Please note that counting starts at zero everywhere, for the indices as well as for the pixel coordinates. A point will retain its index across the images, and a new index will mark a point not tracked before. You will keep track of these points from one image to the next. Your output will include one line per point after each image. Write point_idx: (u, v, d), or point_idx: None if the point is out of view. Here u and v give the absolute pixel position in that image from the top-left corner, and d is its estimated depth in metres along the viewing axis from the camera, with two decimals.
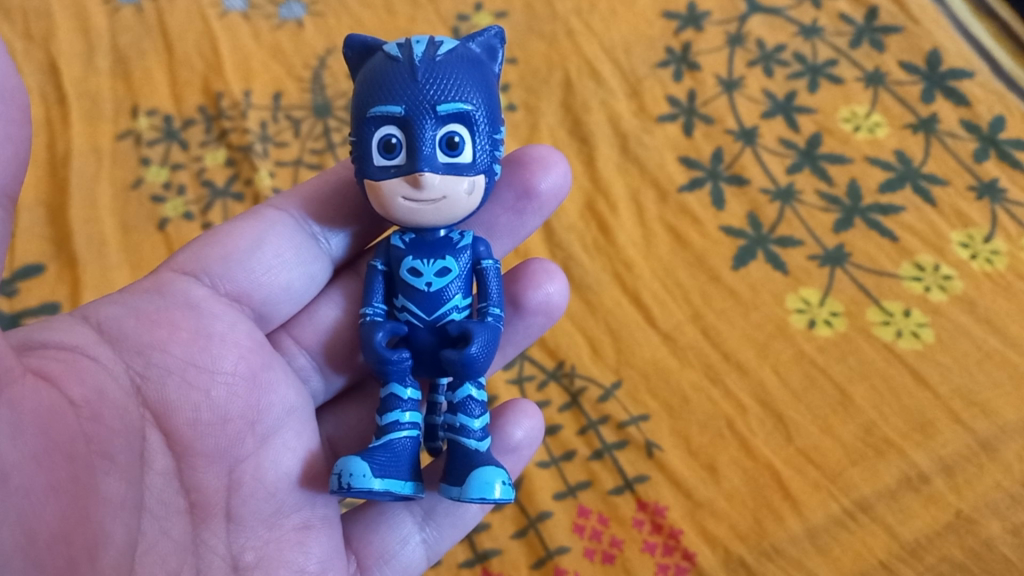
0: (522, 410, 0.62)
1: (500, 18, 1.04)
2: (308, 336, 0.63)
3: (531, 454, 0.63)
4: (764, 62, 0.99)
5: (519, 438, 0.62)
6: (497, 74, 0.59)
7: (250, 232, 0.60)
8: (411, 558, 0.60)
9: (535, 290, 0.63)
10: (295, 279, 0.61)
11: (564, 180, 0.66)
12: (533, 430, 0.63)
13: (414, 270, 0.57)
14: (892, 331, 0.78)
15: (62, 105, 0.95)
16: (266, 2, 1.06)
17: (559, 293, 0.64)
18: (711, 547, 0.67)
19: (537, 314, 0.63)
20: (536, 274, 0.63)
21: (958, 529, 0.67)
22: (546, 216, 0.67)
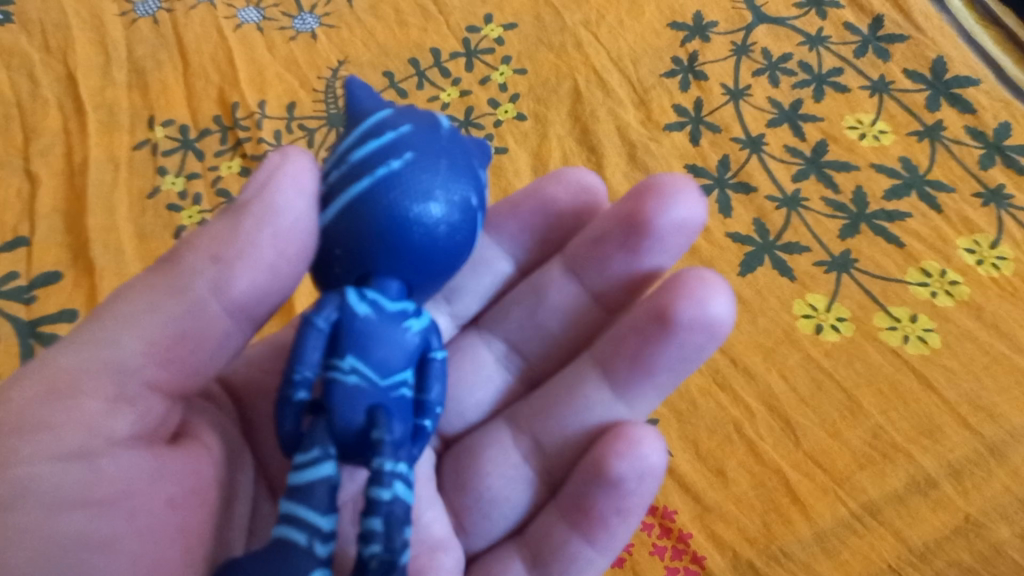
0: (618, 491, 0.53)
1: (509, 30, 1.05)
2: (452, 428, 0.65)
3: (651, 495, 0.54)
4: (770, 71, 1.00)
5: (623, 472, 0.53)
6: (372, 111, 0.51)
7: (468, 362, 0.66)
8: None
9: (696, 307, 0.54)
10: (480, 397, 0.65)
11: (695, 213, 0.60)
12: (639, 464, 0.53)
13: (380, 308, 0.47)
14: (899, 336, 0.79)
15: (80, 116, 0.97)
16: (279, 14, 1.07)
17: (656, 453, 0.54)
18: (721, 550, 0.68)
19: (634, 480, 0.53)
20: (629, 438, 0.54)
21: (966, 533, 0.68)
22: (676, 253, 0.62)
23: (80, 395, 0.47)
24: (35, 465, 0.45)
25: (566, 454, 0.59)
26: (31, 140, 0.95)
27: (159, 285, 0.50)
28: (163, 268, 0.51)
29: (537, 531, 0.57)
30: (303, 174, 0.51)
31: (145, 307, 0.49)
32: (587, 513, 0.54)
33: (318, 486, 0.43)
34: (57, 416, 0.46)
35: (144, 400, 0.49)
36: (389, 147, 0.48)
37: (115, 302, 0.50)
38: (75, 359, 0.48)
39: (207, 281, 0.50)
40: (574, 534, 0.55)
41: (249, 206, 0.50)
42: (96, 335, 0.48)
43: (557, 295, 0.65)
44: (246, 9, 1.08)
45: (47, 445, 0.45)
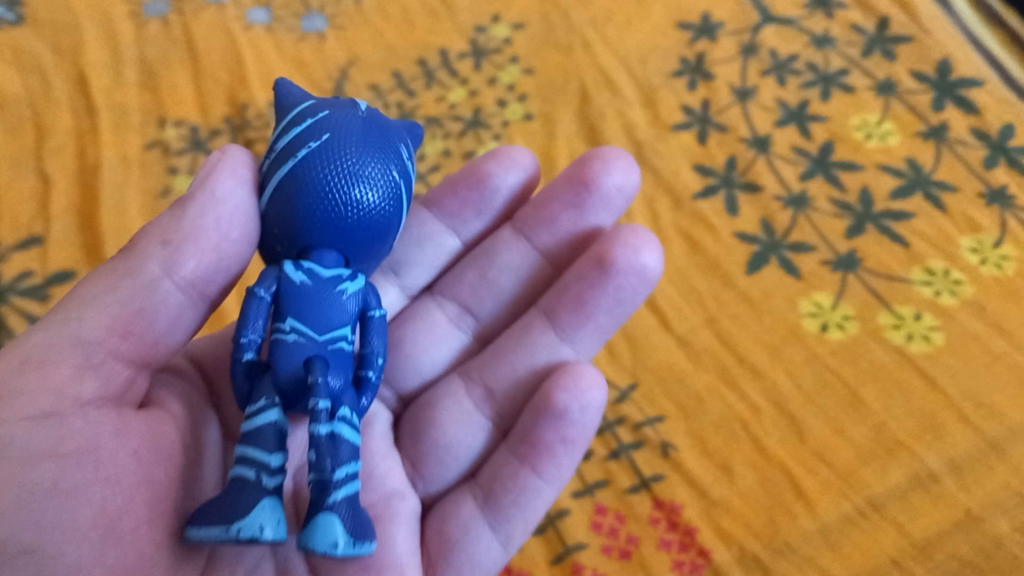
0: (561, 418, 0.57)
1: (517, 30, 1.06)
2: (406, 387, 0.66)
3: (592, 430, 0.58)
4: (776, 71, 1.01)
5: (568, 403, 0.57)
6: (298, 103, 0.56)
7: (421, 326, 0.68)
8: (490, 561, 0.56)
9: (636, 253, 0.62)
10: (435, 357, 0.67)
11: (630, 178, 0.69)
12: (584, 397, 0.57)
13: (315, 274, 0.52)
14: (903, 334, 0.80)
15: (91, 115, 0.98)
16: (289, 16, 1.08)
17: (596, 389, 0.58)
18: (726, 545, 0.69)
19: (578, 416, 0.57)
20: (573, 376, 0.58)
21: (967, 528, 0.69)
22: (614, 214, 0.69)
23: (48, 364, 0.48)
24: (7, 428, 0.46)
25: (516, 397, 0.63)
26: (43, 139, 0.96)
27: (116, 267, 0.52)
28: (122, 254, 0.53)
29: (488, 471, 0.59)
30: (241, 165, 0.54)
31: (104, 286, 0.51)
32: (535, 445, 0.57)
33: (265, 429, 0.48)
34: (27, 383, 0.47)
35: (112, 369, 0.50)
36: (311, 131, 0.53)
37: (80, 286, 0.52)
38: (43, 333, 0.49)
39: (158, 261, 0.51)
40: (523, 466, 0.57)
41: (192, 196, 0.53)
42: (63, 312, 0.50)
43: (511, 255, 0.69)
44: (257, 10, 1.09)
45: (17, 408, 0.46)
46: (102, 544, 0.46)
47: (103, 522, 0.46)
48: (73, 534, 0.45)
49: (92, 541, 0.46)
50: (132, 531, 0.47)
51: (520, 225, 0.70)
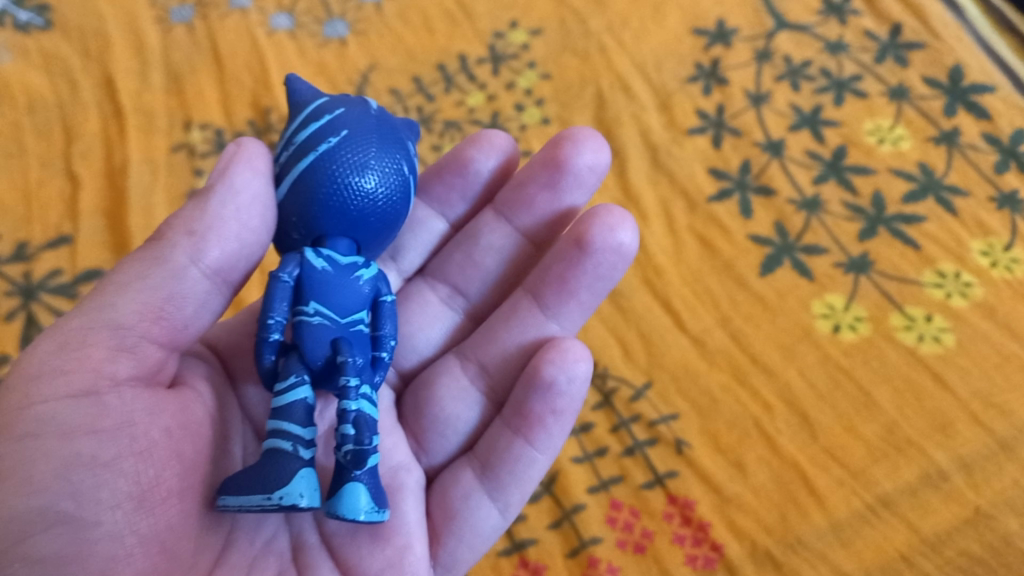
0: (549, 387, 0.59)
1: (534, 36, 1.08)
2: (405, 363, 0.68)
3: (580, 400, 0.60)
4: (790, 77, 1.03)
5: (556, 375, 0.59)
6: (313, 100, 0.58)
7: (416, 305, 0.70)
8: (491, 528, 0.60)
9: (612, 231, 0.63)
10: (430, 335, 0.69)
11: (601, 157, 0.69)
12: (570, 368, 0.59)
13: (332, 261, 0.54)
14: (914, 336, 0.81)
15: (119, 118, 1.01)
16: (311, 22, 1.11)
17: (583, 362, 0.60)
18: (739, 540, 0.70)
19: (566, 388, 0.59)
20: (560, 350, 0.60)
21: (977, 525, 0.70)
22: (589, 191, 0.71)
23: (87, 345, 0.50)
24: (50, 405, 0.48)
25: (508, 371, 0.65)
26: (72, 141, 0.99)
27: (145, 254, 0.53)
28: (150, 242, 0.54)
29: (484, 442, 0.61)
30: (257, 158, 0.56)
31: (137, 274, 0.52)
32: (528, 417, 0.59)
33: (295, 406, 0.50)
34: (68, 362, 0.49)
35: (147, 350, 0.52)
36: (327, 127, 0.55)
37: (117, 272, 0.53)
38: (83, 315, 0.51)
39: (184, 250, 0.53)
40: (517, 438, 0.60)
41: (213, 189, 0.55)
42: (97, 298, 0.52)
43: (494, 237, 0.71)
44: (279, 15, 1.11)
45: (58, 386, 0.49)
46: (136, 514, 0.48)
47: (138, 492, 0.49)
48: (110, 502, 0.48)
49: (128, 511, 0.48)
50: (165, 501, 0.49)
51: (503, 207, 0.71)
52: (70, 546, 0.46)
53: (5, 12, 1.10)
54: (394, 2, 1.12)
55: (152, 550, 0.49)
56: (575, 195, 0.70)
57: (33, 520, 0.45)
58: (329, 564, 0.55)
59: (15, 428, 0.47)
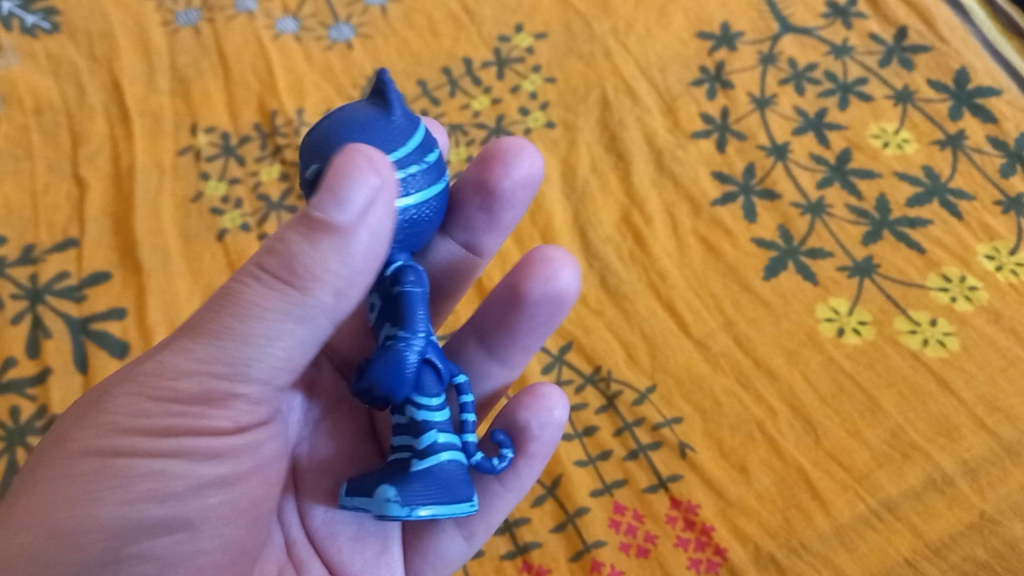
0: (523, 436, 0.61)
1: (539, 39, 1.08)
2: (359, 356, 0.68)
3: (553, 443, 0.63)
4: (795, 80, 1.02)
5: (529, 420, 0.61)
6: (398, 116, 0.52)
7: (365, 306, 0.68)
8: (455, 554, 0.64)
9: (548, 283, 0.63)
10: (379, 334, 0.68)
11: (535, 167, 0.66)
12: (545, 416, 0.62)
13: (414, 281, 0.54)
14: (919, 340, 0.81)
15: (126, 122, 1.01)
16: (317, 25, 1.11)
17: (560, 409, 0.62)
18: (743, 544, 0.70)
19: (540, 435, 0.62)
20: (542, 397, 0.62)
21: (982, 530, 0.70)
22: (526, 202, 0.67)
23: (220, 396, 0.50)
24: (179, 439, 0.50)
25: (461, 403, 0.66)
26: (79, 145, 0.99)
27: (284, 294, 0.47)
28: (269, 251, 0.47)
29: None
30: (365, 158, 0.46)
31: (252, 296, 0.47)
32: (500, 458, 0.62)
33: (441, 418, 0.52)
34: (201, 401, 0.50)
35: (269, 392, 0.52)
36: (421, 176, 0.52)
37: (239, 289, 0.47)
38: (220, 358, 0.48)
39: (327, 303, 0.47)
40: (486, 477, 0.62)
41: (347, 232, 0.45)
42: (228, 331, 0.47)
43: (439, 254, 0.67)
44: (285, 19, 1.12)
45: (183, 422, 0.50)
46: (241, 528, 0.54)
47: (243, 509, 0.54)
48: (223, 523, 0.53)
49: (234, 526, 0.53)
50: (257, 513, 0.55)
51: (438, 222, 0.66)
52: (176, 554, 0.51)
53: (13, 17, 1.10)
54: (399, 6, 1.13)
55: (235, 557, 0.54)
56: (511, 211, 0.67)
57: (147, 529, 0.49)
58: (318, 564, 0.60)
59: (140, 451, 0.49)
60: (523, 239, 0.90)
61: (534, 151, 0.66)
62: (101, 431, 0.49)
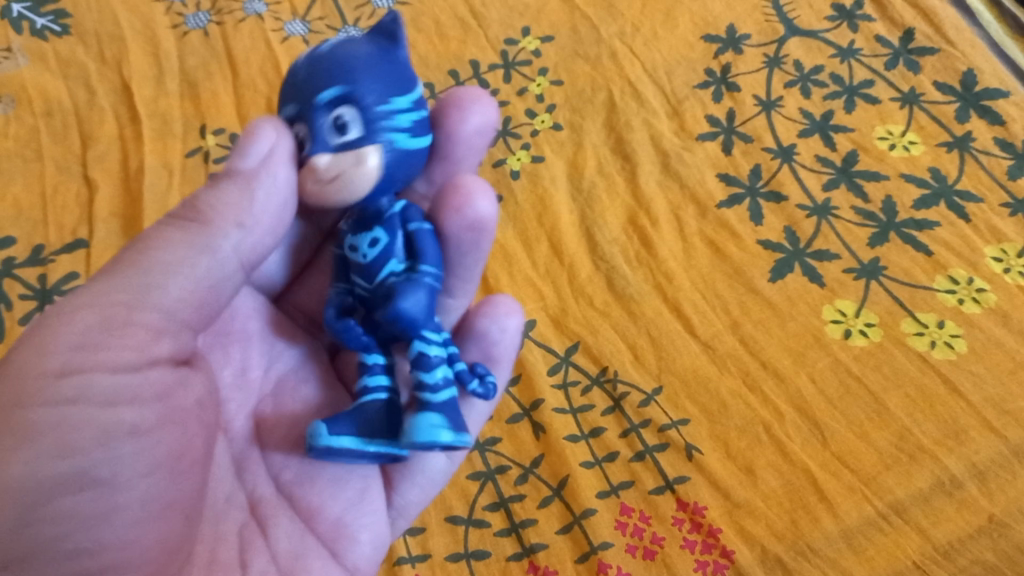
0: (487, 351, 0.65)
1: (546, 41, 1.09)
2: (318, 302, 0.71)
3: (515, 347, 0.66)
4: (802, 83, 1.02)
5: (489, 326, 0.65)
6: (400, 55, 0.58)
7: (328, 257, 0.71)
8: (437, 470, 0.65)
9: (460, 213, 0.61)
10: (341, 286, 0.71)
11: (486, 116, 0.65)
12: (503, 320, 0.65)
13: (358, 246, 0.58)
14: (927, 341, 0.81)
15: (135, 124, 1.02)
16: (325, 28, 1.12)
17: (514, 323, 0.66)
18: (749, 546, 0.70)
19: (496, 342, 0.65)
20: (495, 309, 0.65)
21: (990, 533, 0.70)
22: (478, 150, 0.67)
23: (129, 325, 0.51)
24: (91, 376, 0.50)
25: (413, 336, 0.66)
26: (88, 146, 1.00)
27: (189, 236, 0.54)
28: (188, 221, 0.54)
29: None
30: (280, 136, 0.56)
31: (179, 252, 0.53)
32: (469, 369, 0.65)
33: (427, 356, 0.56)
34: (109, 337, 0.50)
35: (180, 330, 0.54)
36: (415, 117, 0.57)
37: (142, 243, 0.54)
38: (124, 290, 0.51)
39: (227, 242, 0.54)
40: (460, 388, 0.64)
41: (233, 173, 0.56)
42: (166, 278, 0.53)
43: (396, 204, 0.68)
44: (293, 21, 1.12)
45: (102, 360, 0.50)
46: (166, 484, 0.52)
47: (167, 461, 0.53)
48: (141, 472, 0.51)
49: (158, 479, 0.52)
50: (190, 469, 0.54)
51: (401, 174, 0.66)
52: (98, 509, 0.50)
53: (23, 19, 1.11)
54: (406, 9, 1.13)
55: (174, 515, 0.53)
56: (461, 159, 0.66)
57: (65, 483, 0.48)
58: (288, 512, 0.60)
59: (54, 393, 0.49)
60: (530, 240, 0.90)
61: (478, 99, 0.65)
62: (77, 380, 0.49)
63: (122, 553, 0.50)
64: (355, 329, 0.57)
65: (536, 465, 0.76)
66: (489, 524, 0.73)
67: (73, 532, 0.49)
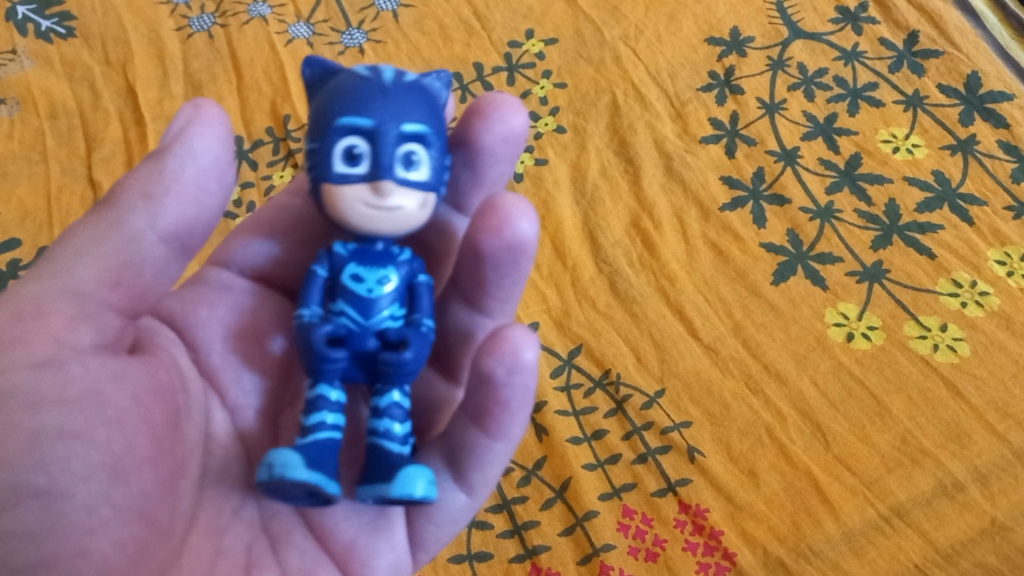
0: (503, 400, 0.54)
1: (549, 44, 1.09)
2: None
3: (530, 388, 0.55)
4: (805, 86, 1.02)
5: (494, 367, 0.53)
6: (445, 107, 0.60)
7: None
8: (459, 509, 0.59)
9: (500, 233, 0.57)
10: None
11: (515, 124, 0.63)
12: (511, 360, 0.53)
13: (355, 276, 0.56)
14: (929, 345, 0.81)
15: (140, 126, 1.02)
16: (329, 30, 1.12)
17: (529, 356, 0.53)
18: (751, 548, 0.70)
19: (512, 385, 0.54)
20: (508, 341, 0.53)
21: (992, 536, 0.70)
22: (508, 160, 0.64)
23: (41, 313, 0.52)
24: (10, 375, 0.49)
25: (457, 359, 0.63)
26: (93, 148, 1.00)
27: (103, 217, 0.56)
28: (105, 207, 0.56)
29: (449, 430, 0.58)
30: (216, 123, 0.59)
31: (90, 237, 0.55)
32: (481, 412, 0.55)
33: (392, 409, 0.56)
34: (24, 331, 0.51)
35: (104, 314, 0.54)
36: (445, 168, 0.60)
37: (66, 240, 0.55)
38: (33, 285, 0.53)
39: (140, 215, 0.55)
40: (474, 428, 0.56)
41: (169, 150, 0.57)
42: (68, 260, 0.54)
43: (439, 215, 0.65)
44: (297, 24, 1.12)
45: (19, 357, 0.50)
46: (110, 486, 0.50)
47: (111, 463, 0.50)
48: (81, 476, 0.49)
49: (101, 482, 0.50)
50: (137, 468, 0.52)
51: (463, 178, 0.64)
52: (40, 523, 0.48)
53: (28, 21, 1.11)
54: (410, 11, 1.13)
55: (130, 519, 0.50)
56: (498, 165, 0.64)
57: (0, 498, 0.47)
58: (302, 529, 0.59)
59: None
60: None
61: (511, 109, 0.62)
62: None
63: (76, 563, 0.48)
64: (341, 359, 0.54)
65: (539, 467, 0.76)
66: (491, 526, 0.73)
67: (18, 549, 0.47)
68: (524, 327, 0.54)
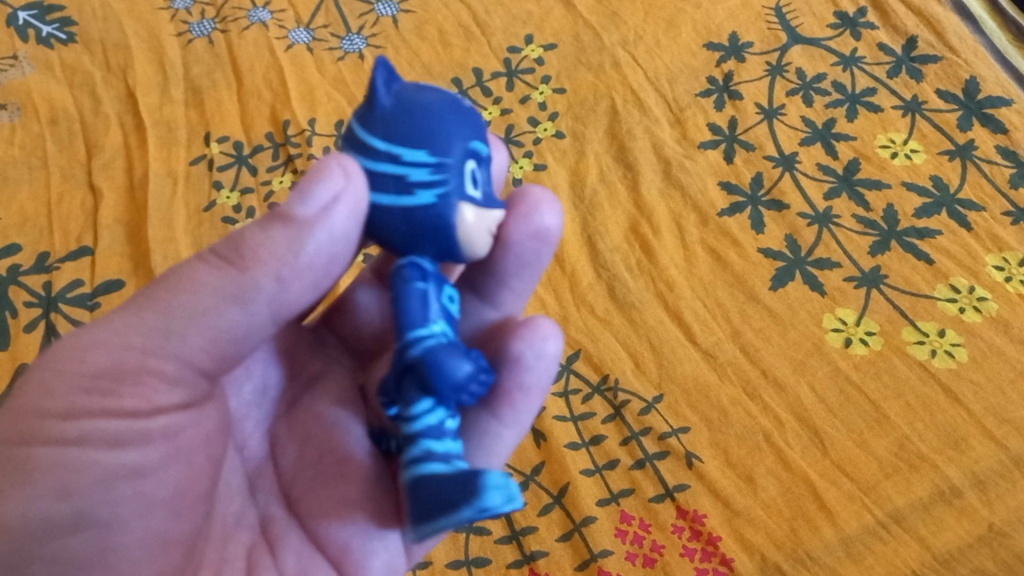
0: (524, 386, 0.58)
1: (549, 50, 1.09)
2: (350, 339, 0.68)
3: (549, 378, 0.59)
4: (803, 91, 1.03)
5: (524, 350, 0.58)
6: None
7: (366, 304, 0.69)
8: None
9: (528, 221, 0.59)
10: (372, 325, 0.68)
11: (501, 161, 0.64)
12: (541, 346, 0.58)
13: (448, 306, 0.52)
14: (927, 350, 0.81)
15: (140, 132, 1.02)
16: (329, 35, 1.12)
17: (553, 347, 0.58)
18: (749, 554, 0.71)
19: (533, 370, 0.58)
20: (537, 329, 0.58)
21: (990, 542, 0.70)
22: None
23: (141, 373, 0.49)
24: (92, 420, 0.48)
25: None
26: (93, 153, 1.00)
27: (224, 283, 0.50)
28: (224, 260, 0.51)
29: None
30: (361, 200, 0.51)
31: (210, 302, 0.50)
32: (498, 395, 0.58)
33: None
34: (119, 385, 0.49)
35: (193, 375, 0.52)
36: None
37: (176, 279, 0.51)
38: (140, 334, 0.49)
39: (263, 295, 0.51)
40: (486, 413, 0.59)
41: (304, 223, 0.51)
42: (169, 312, 0.50)
43: None
44: (297, 30, 1.13)
45: (108, 407, 0.49)
46: (166, 521, 0.51)
47: (170, 501, 0.52)
48: (142, 513, 0.50)
49: (161, 518, 0.51)
50: (192, 505, 0.53)
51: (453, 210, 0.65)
52: (94, 552, 0.49)
53: (29, 27, 1.12)
54: (410, 17, 1.13)
55: (173, 550, 0.52)
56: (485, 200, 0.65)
57: (63, 523, 0.47)
58: (298, 532, 0.59)
59: (55, 432, 0.48)
60: None
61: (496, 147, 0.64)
62: (70, 412, 0.48)
63: None
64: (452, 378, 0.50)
65: (537, 472, 0.76)
66: (490, 531, 0.73)
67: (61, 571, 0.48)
68: (545, 318, 0.59)
